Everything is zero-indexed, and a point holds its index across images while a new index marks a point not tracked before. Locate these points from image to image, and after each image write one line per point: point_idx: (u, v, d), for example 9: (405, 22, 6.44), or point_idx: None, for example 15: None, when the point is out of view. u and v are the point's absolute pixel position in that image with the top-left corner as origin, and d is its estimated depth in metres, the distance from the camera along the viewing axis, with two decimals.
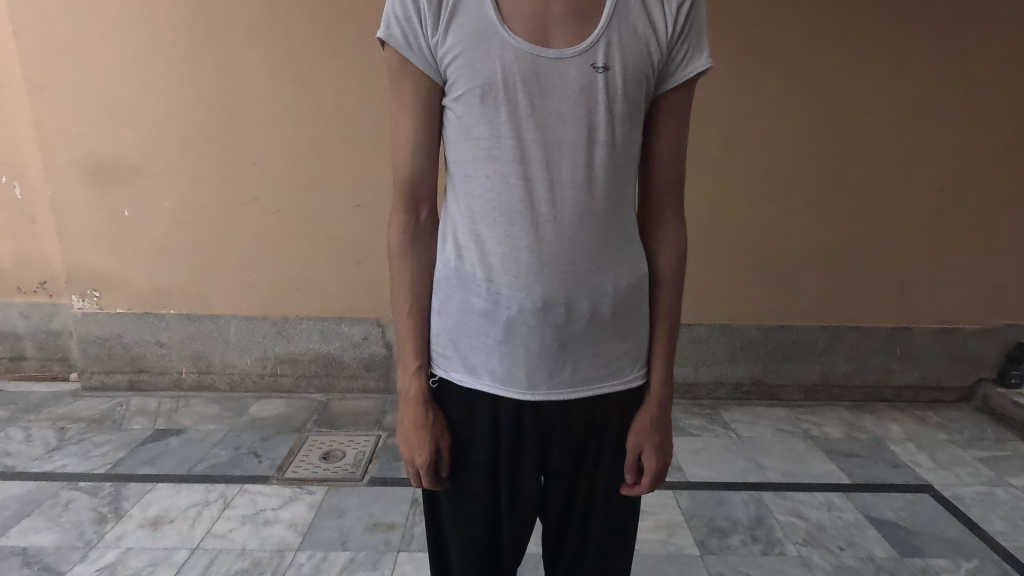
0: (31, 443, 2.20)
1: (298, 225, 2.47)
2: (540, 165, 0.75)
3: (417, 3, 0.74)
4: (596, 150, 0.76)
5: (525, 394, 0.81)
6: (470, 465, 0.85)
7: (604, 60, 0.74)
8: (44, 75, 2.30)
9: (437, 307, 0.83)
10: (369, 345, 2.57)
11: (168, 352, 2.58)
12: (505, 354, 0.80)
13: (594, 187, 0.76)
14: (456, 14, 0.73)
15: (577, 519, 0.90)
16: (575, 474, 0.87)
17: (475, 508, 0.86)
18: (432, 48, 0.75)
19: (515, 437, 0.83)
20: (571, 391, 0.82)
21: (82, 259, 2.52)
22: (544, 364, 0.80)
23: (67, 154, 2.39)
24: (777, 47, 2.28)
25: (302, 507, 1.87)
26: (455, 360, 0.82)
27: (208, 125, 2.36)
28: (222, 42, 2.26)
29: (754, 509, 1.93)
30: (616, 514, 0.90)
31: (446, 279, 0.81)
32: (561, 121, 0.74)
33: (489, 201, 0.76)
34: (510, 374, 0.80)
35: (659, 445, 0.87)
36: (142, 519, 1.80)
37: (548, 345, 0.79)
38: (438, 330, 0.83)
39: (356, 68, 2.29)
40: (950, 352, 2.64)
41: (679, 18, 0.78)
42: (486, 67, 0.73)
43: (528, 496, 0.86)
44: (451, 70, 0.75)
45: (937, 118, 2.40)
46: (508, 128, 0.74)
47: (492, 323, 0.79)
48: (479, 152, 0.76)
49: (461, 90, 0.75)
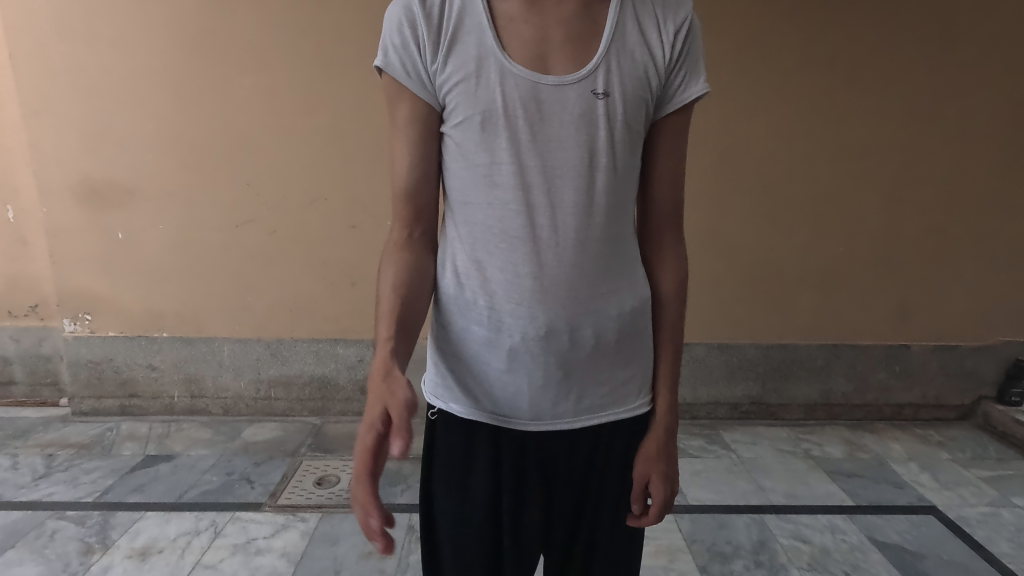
0: (18, 471, 2.15)
1: (293, 247, 2.45)
2: (541, 192, 0.74)
3: (415, 32, 0.73)
4: (597, 174, 0.75)
5: (529, 424, 0.80)
6: (472, 498, 0.82)
7: (603, 86, 0.74)
8: (39, 98, 2.31)
9: (437, 337, 0.81)
10: (364, 367, 2.54)
11: (159, 376, 2.55)
12: (508, 383, 0.78)
13: (594, 213, 0.76)
14: (456, 42, 0.73)
15: (581, 549, 0.87)
16: (579, 504, 0.85)
17: (475, 546, 0.83)
18: (430, 74, 0.74)
19: (518, 468, 0.81)
20: (575, 418, 0.81)
21: (73, 282, 2.49)
22: (548, 392, 0.79)
23: (60, 177, 2.38)
24: (771, 66, 2.30)
25: (295, 535, 1.83)
26: (454, 391, 0.80)
27: (202, 147, 2.35)
28: (218, 65, 2.27)
29: (756, 532, 1.89)
30: (622, 542, 0.87)
31: (446, 307, 0.79)
32: (562, 148, 0.74)
33: (490, 227, 0.75)
34: (512, 404, 0.79)
35: (666, 473, 0.84)
36: (130, 550, 1.75)
37: (552, 373, 0.78)
38: (436, 359, 0.82)
39: (353, 91, 2.30)
40: (948, 369, 2.64)
41: (676, 43, 0.78)
42: (485, 94, 0.73)
43: (531, 529, 0.84)
44: (450, 97, 0.74)
45: (929, 138, 2.42)
46: (507, 154, 0.73)
47: (493, 351, 0.77)
48: (478, 179, 0.75)
49: (461, 117, 0.74)
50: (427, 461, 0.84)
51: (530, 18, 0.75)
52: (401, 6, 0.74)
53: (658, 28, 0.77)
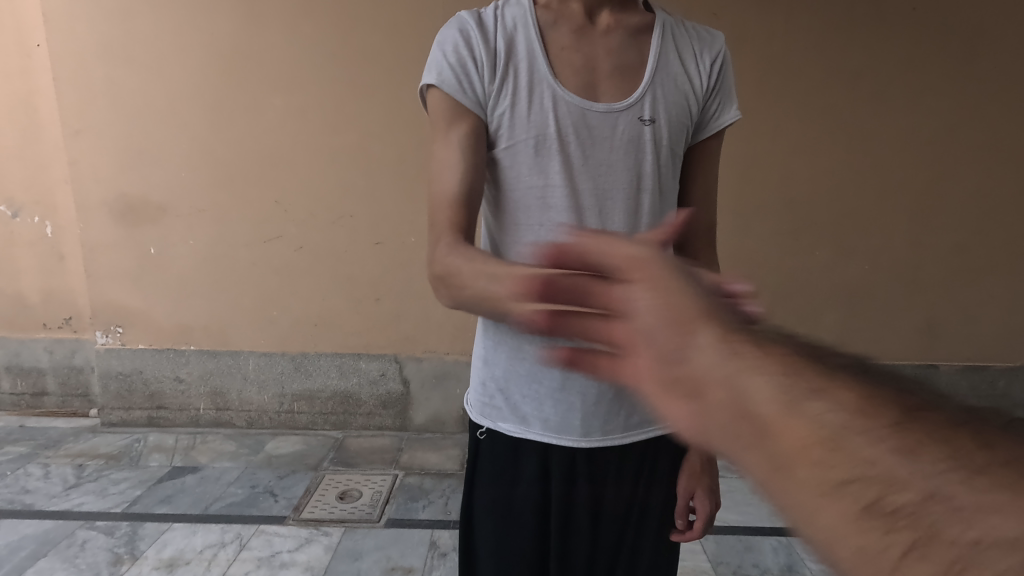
0: (50, 481, 2.19)
1: (318, 262, 2.50)
2: (594, 214, 0.81)
3: (470, 52, 0.78)
4: (644, 196, 0.83)
5: (581, 441, 0.84)
6: (519, 511, 0.86)
7: (650, 113, 0.82)
8: (80, 118, 2.40)
9: (487, 357, 0.88)
10: (386, 382, 2.57)
11: (187, 389, 2.60)
12: (561, 401, 0.83)
13: (640, 232, 0.84)
14: (509, 66, 0.79)
15: (627, 549, 0.91)
16: (626, 515, 0.89)
17: (523, 532, 0.86)
18: (484, 94, 0.79)
19: (568, 481, 0.85)
20: (625, 434, 0.86)
21: (107, 295, 2.56)
22: (599, 410, 0.84)
23: (98, 195, 2.47)
24: (795, 84, 2.31)
25: (318, 549, 1.83)
26: (505, 410, 0.85)
27: (234, 166, 2.42)
28: (252, 88, 2.34)
29: (785, 555, 1.86)
30: (663, 548, 0.92)
31: (497, 329, 0.87)
32: (613, 171, 0.81)
33: (543, 249, 0.81)
34: (565, 422, 0.83)
35: (710, 487, 0.92)
36: (158, 561, 1.77)
37: (606, 391, 0.84)
38: (486, 381, 0.87)
39: (378, 110, 2.35)
40: (979, 391, 2.59)
41: (712, 73, 0.87)
42: (540, 120, 0.79)
43: (579, 541, 0.87)
44: (502, 118, 0.80)
45: (955, 156, 2.40)
46: (561, 177, 0.79)
47: (547, 371, 0.84)
48: (532, 201, 0.81)
49: (515, 142, 0.80)
50: (473, 459, 0.89)
51: (580, 46, 0.82)
52: (455, 32, 0.79)
53: (696, 61, 0.86)
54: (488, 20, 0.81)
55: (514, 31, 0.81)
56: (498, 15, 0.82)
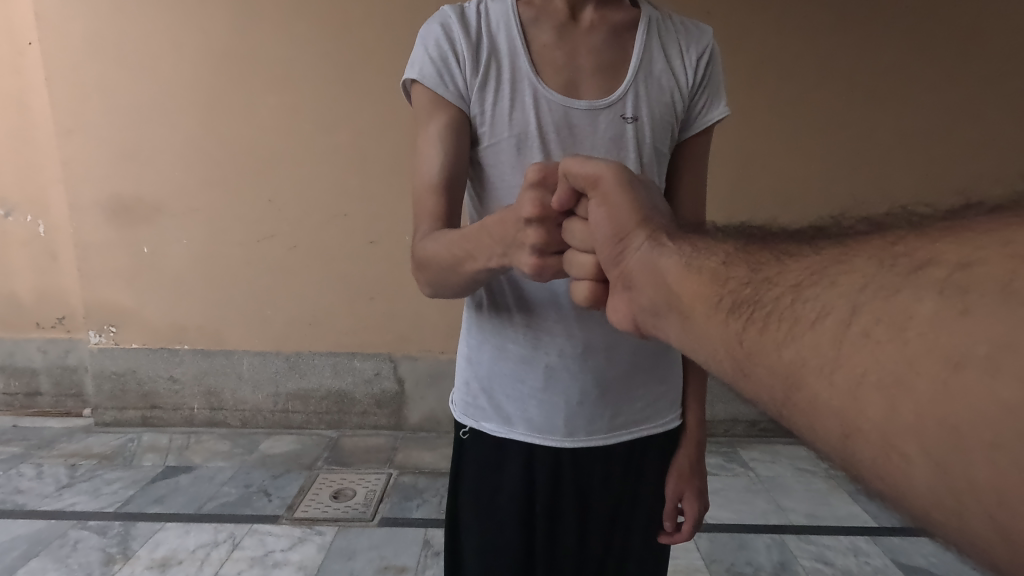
0: (43, 480, 2.19)
1: (312, 260, 2.49)
2: None
3: (452, 47, 0.80)
4: None
5: (564, 441, 0.84)
6: (503, 511, 0.86)
7: (632, 111, 0.82)
8: (73, 117, 2.39)
9: (471, 357, 0.88)
10: (381, 381, 2.57)
11: (181, 388, 2.59)
12: (544, 401, 0.83)
13: None
14: (491, 62, 0.80)
15: (616, 549, 0.91)
16: (614, 515, 0.89)
17: (508, 533, 0.86)
18: (464, 89, 0.81)
19: (553, 481, 0.85)
20: (609, 434, 0.86)
21: (100, 294, 2.55)
22: (583, 411, 0.84)
23: (92, 194, 2.46)
24: (785, 84, 2.33)
25: (311, 549, 1.83)
26: (489, 410, 0.86)
27: (227, 164, 2.41)
28: (246, 86, 2.33)
29: (777, 552, 1.86)
30: (653, 548, 0.92)
31: (483, 330, 0.87)
32: None
33: None
34: (546, 421, 0.83)
35: (699, 489, 0.93)
36: (151, 561, 1.76)
37: (590, 389, 0.84)
38: (471, 379, 0.88)
39: (372, 108, 2.34)
40: None
41: (699, 69, 0.87)
42: (520, 118, 0.81)
43: (566, 541, 0.87)
44: (483, 113, 0.81)
45: (944, 160, 2.42)
46: None
47: (530, 369, 0.84)
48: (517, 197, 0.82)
49: (497, 138, 0.82)
50: (458, 457, 0.89)
51: (561, 45, 0.83)
52: (438, 27, 0.80)
53: (682, 57, 0.86)
54: (471, 16, 0.82)
55: (498, 27, 0.82)
56: (481, 10, 0.83)
